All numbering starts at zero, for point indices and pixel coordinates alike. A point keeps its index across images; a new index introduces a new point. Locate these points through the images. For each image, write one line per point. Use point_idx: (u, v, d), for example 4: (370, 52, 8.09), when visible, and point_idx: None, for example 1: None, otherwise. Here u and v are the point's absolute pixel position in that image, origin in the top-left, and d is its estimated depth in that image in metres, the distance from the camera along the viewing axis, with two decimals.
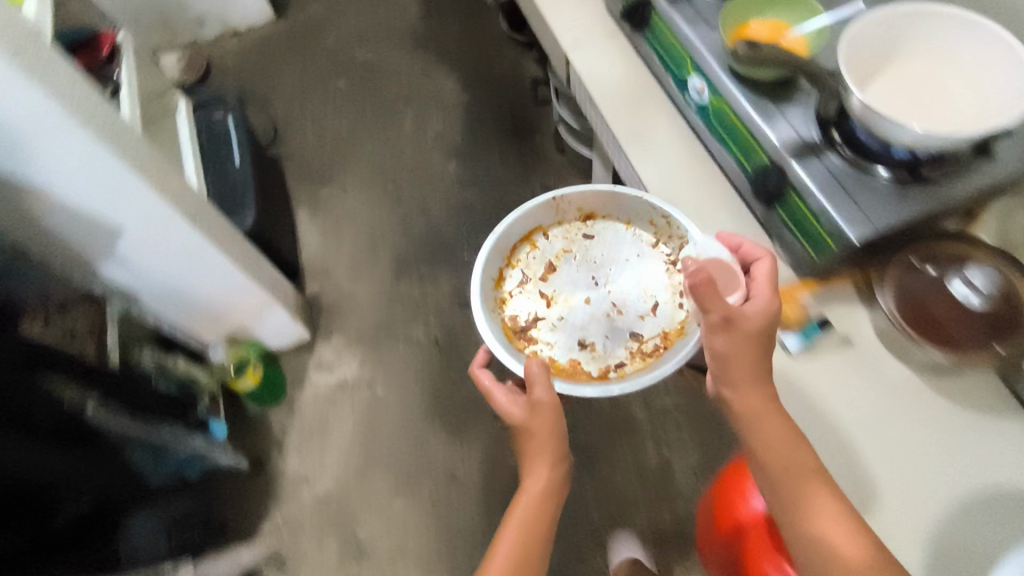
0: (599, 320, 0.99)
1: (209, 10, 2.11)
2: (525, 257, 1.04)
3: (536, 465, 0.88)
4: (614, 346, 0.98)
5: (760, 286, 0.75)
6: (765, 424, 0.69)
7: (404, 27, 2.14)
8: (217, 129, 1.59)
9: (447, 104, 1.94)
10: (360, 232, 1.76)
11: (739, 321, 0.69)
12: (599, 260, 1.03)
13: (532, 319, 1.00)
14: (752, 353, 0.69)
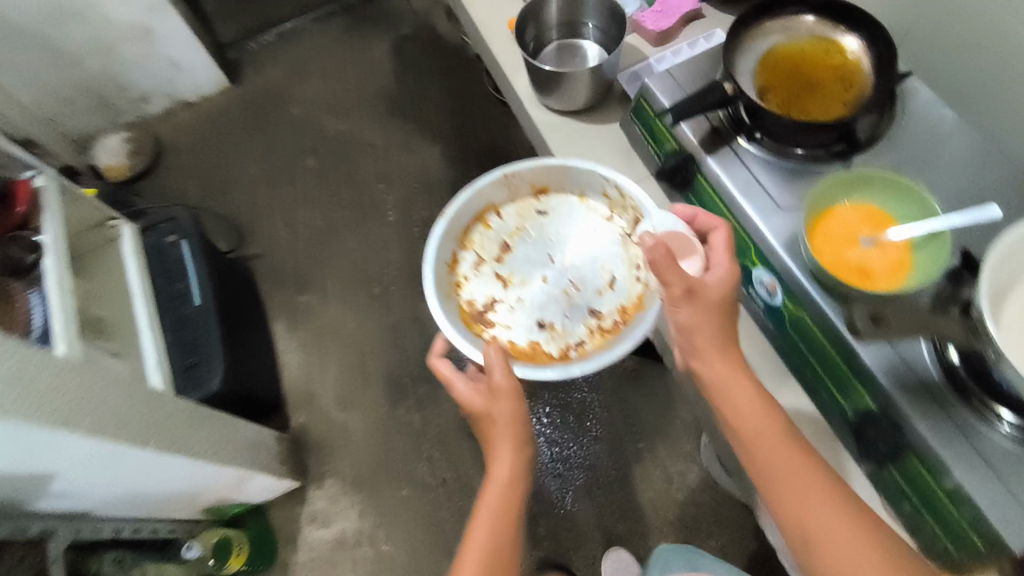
0: (557, 295, 0.98)
1: (153, 84, 1.85)
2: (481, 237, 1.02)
3: (500, 449, 0.88)
4: (573, 323, 0.96)
5: (719, 253, 0.75)
6: (733, 393, 0.72)
7: (376, 89, 1.90)
8: (170, 257, 1.37)
9: (433, 185, 1.73)
10: (346, 348, 1.56)
11: (697, 295, 0.72)
12: (555, 237, 1.01)
13: (489, 300, 0.98)
14: (715, 327, 0.73)
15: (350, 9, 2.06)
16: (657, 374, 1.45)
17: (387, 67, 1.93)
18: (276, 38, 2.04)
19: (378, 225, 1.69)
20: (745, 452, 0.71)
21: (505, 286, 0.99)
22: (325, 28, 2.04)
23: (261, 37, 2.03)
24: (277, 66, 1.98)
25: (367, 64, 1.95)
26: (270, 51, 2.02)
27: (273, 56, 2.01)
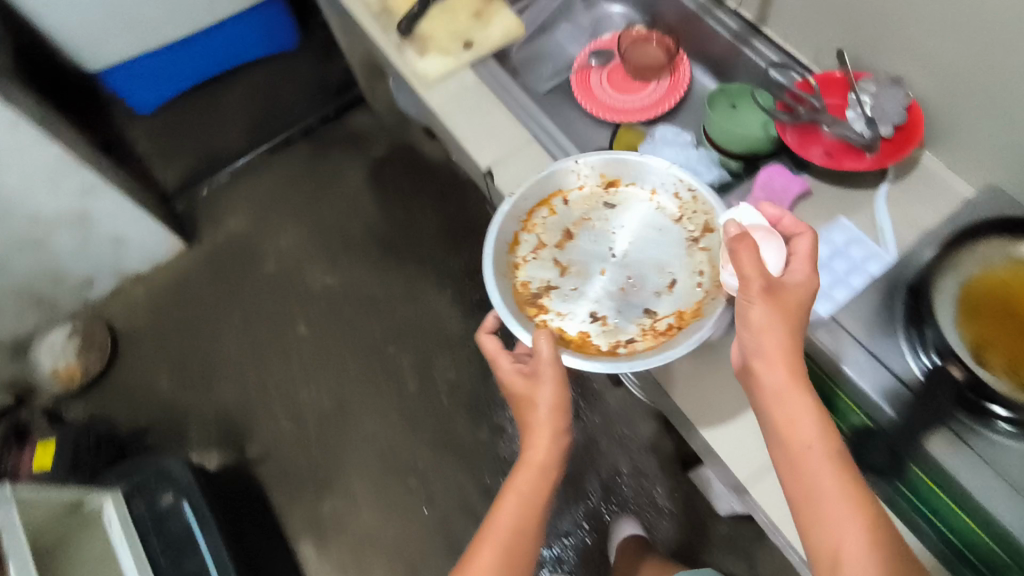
0: (613, 292, 0.89)
1: (95, 268, 1.54)
2: (543, 223, 0.92)
3: (539, 409, 0.75)
4: (624, 320, 0.86)
5: (803, 263, 0.67)
6: (788, 405, 0.61)
7: (361, 228, 1.65)
8: (172, 527, 1.12)
9: (451, 339, 1.50)
10: (391, 564, 1.33)
11: (777, 291, 0.63)
12: (620, 230, 0.92)
13: (544, 286, 0.89)
14: (786, 329, 0.62)
15: (312, 133, 1.80)
16: (753, 536, 1.29)
17: (367, 198, 1.69)
18: (230, 178, 1.77)
19: (397, 403, 1.46)
20: (786, 469, 0.61)
21: (562, 273, 0.90)
22: (286, 158, 1.78)
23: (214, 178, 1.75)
24: (239, 213, 1.71)
25: (345, 198, 1.70)
26: (226, 194, 1.74)
27: (232, 200, 1.73)
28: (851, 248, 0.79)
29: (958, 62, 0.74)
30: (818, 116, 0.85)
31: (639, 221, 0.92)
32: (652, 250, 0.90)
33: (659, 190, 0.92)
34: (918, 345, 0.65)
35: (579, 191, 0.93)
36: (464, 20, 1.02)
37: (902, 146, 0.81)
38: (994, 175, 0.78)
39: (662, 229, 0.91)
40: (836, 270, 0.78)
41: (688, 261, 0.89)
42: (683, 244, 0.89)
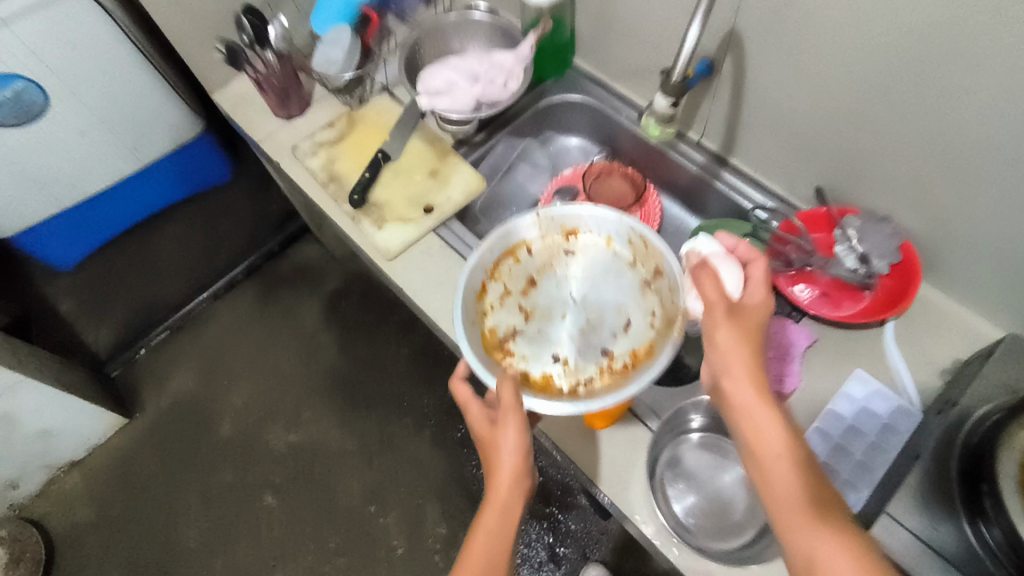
0: (575, 337, 0.88)
1: (19, 468, 1.35)
2: (504, 273, 0.91)
3: (503, 452, 0.66)
4: (584, 360, 0.85)
5: (756, 287, 0.73)
6: (755, 416, 0.64)
7: (322, 372, 1.53)
8: None
9: (437, 489, 1.37)
10: None
11: (738, 314, 0.70)
12: (579, 275, 0.92)
13: (508, 331, 0.88)
14: (747, 346, 0.67)
15: (256, 272, 1.68)
16: None
17: (325, 337, 1.57)
18: (169, 334, 1.61)
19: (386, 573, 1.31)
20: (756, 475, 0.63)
21: (525, 318, 0.89)
22: (231, 303, 1.65)
23: (150, 338, 1.59)
24: (185, 372, 1.56)
25: (300, 340, 1.57)
26: (167, 353, 1.59)
27: (175, 359, 1.58)
28: (870, 404, 0.74)
29: (954, 203, 0.72)
30: (809, 259, 0.82)
31: (594, 266, 0.91)
32: (608, 293, 0.90)
33: (614, 238, 0.91)
34: (979, 521, 0.58)
35: (540, 243, 0.92)
36: (420, 179, 0.95)
37: (905, 284, 0.78)
38: (1001, 307, 0.75)
39: (618, 275, 0.90)
40: (859, 432, 0.73)
41: (644, 303, 0.88)
42: (637, 287, 0.89)
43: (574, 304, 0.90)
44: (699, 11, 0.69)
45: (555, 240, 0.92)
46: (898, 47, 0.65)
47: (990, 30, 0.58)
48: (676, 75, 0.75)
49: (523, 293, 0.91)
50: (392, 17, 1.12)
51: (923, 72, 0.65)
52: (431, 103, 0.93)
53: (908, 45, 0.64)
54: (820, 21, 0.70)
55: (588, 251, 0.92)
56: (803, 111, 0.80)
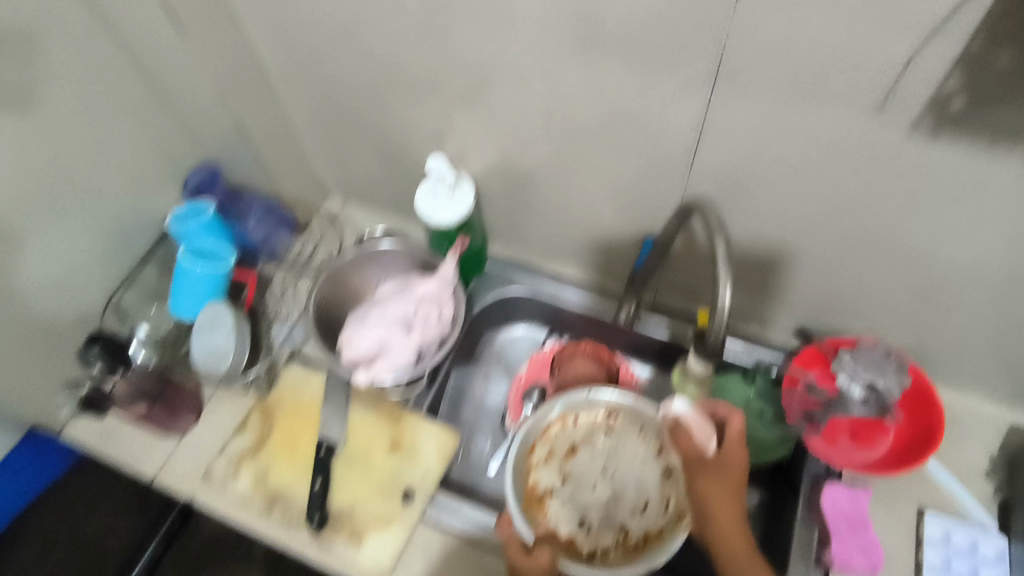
0: (597, 509, 0.77)
1: None
2: (547, 442, 0.78)
3: None
4: (604, 526, 0.76)
5: (733, 447, 0.62)
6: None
7: None
8: None
9: None
10: None
11: (718, 472, 0.61)
12: (620, 449, 0.78)
13: (548, 487, 0.77)
14: (732, 502, 0.61)
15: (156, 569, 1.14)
16: None
17: None
18: None
19: None
20: None
21: (566, 478, 0.78)
22: None
23: None
24: None
25: None
26: None
27: None
28: (981, 565, 0.70)
29: (942, 312, 0.74)
30: (827, 412, 0.75)
31: (632, 448, 0.78)
32: (631, 474, 0.78)
33: (649, 433, 0.77)
34: None
35: (587, 417, 0.79)
36: (382, 459, 0.79)
37: (927, 412, 0.75)
38: (1002, 382, 0.79)
39: (648, 459, 0.77)
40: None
41: (666, 489, 0.76)
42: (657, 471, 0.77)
43: (605, 476, 0.78)
44: (721, 258, 0.58)
45: (596, 417, 0.79)
46: (873, 208, 0.65)
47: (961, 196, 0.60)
48: (715, 341, 0.64)
49: (564, 457, 0.79)
50: (263, 261, 0.93)
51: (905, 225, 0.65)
52: (370, 376, 0.79)
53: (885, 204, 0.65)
54: (781, 194, 0.68)
55: (628, 436, 0.78)
56: (769, 262, 0.78)
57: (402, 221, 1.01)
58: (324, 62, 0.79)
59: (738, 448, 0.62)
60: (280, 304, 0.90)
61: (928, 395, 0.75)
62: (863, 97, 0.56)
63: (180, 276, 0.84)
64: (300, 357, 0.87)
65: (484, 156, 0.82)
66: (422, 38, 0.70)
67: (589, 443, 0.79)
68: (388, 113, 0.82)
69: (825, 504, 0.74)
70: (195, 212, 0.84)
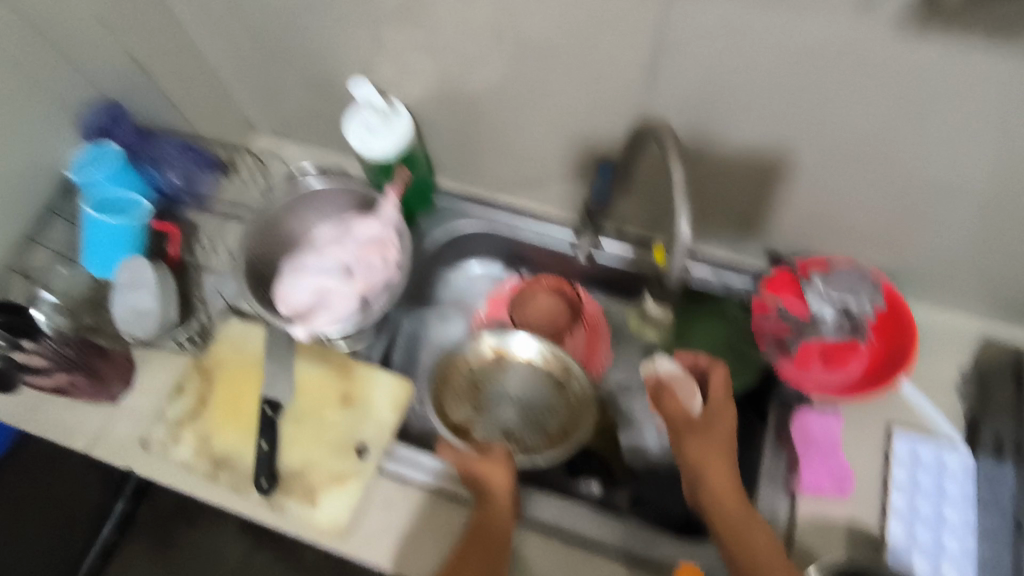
0: (516, 426, 0.77)
1: None
2: (451, 383, 0.78)
3: (499, 519, 0.63)
4: (527, 436, 0.77)
5: (717, 395, 0.66)
6: (748, 534, 0.59)
7: None
8: None
9: None
10: None
11: (705, 427, 0.64)
12: (516, 373, 0.79)
13: (466, 424, 0.77)
14: (722, 455, 0.63)
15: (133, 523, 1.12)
16: None
17: (263, 563, 1.10)
18: None
19: None
20: None
21: (477, 411, 0.78)
22: None
23: None
24: None
25: None
26: None
27: None
28: (947, 481, 0.68)
29: (919, 223, 0.70)
30: (800, 337, 0.74)
31: (524, 367, 0.79)
32: (534, 391, 0.78)
33: (532, 351, 0.79)
34: None
35: (476, 354, 0.80)
36: (334, 416, 0.74)
37: (902, 330, 0.72)
38: (974, 293, 0.76)
39: (542, 371, 0.79)
40: (928, 516, 0.67)
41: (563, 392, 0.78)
42: (551, 382, 0.79)
43: (511, 399, 0.78)
44: (677, 188, 0.53)
45: (484, 352, 0.80)
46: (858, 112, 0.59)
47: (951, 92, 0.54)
48: (674, 278, 0.61)
49: (472, 394, 0.79)
50: (189, 207, 0.84)
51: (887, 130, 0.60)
52: (311, 330, 0.72)
53: (865, 107, 0.59)
54: (753, 100, 0.62)
55: (518, 360, 0.80)
56: (738, 181, 0.72)
57: (340, 155, 0.91)
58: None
59: (728, 403, 0.66)
60: (209, 254, 0.84)
61: (904, 318, 0.73)
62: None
63: (90, 229, 0.74)
64: (236, 313, 0.80)
65: (422, 78, 0.73)
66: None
67: (487, 373, 0.79)
68: (309, 31, 0.72)
69: (794, 429, 0.72)
70: (104, 156, 0.76)
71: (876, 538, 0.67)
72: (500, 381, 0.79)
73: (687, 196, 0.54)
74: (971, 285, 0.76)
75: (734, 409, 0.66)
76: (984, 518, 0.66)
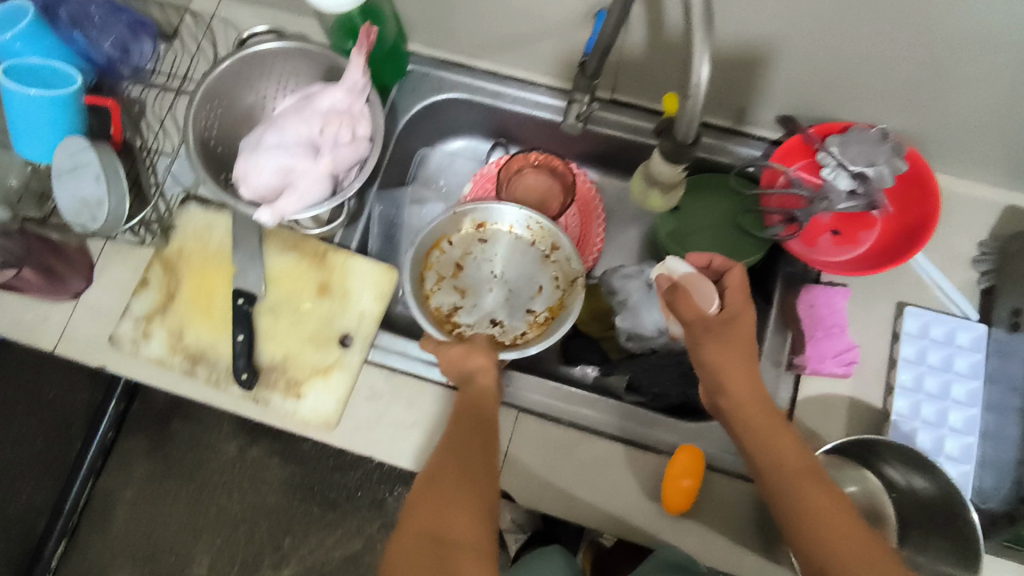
0: (501, 306, 0.74)
1: None
2: (432, 267, 0.73)
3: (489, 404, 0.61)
4: (513, 317, 0.73)
5: (736, 295, 0.62)
6: (772, 433, 0.56)
7: (281, 495, 1.11)
8: None
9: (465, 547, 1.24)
10: None
11: (722, 330, 0.60)
12: (501, 252, 0.75)
13: (449, 308, 0.73)
14: (741, 359, 0.59)
15: (127, 424, 1.13)
16: None
17: (259, 453, 1.13)
18: None
19: None
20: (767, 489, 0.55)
21: (461, 293, 0.74)
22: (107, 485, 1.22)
23: None
24: None
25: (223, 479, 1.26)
26: None
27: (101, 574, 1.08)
28: (956, 355, 0.66)
29: (953, 80, 0.62)
30: (810, 210, 0.68)
31: (509, 244, 0.74)
32: (520, 269, 0.74)
33: (517, 226, 0.74)
34: None
35: (458, 232, 0.74)
36: (311, 306, 0.69)
37: (924, 199, 0.66)
38: (1004, 160, 0.70)
39: (527, 248, 0.74)
40: (934, 391, 0.65)
41: (550, 270, 0.73)
42: (537, 257, 0.74)
43: (497, 278, 0.75)
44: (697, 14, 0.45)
45: (467, 230, 0.74)
46: None
47: None
48: (683, 138, 0.54)
49: (455, 275, 0.74)
50: (129, 81, 0.75)
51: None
52: (275, 213, 0.64)
53: None
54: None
55: (503, 237, 0.74)
56: (754, 32, 0.63)
57: (296, 19, 0.79)
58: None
59: (745, 301, 0.62)
60: (161, 137, 0.75)
61: (926, 180, 0.66)
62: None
63: (11, 100, 0.65)
64: (196, 200, 0.73)
65: None
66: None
67: (470, 251, 0.74)
68: None
69: (801, 309, 0.68)
70: (18, 15, 0.66)
71: (877, 414, 0.66)
72: (485, 261, 0.75)
73: (705, 32, 0.46)
74: (1001, 151, 0.69)
75: (752, 305, 0.62)
76: (990, 390, 0.65)
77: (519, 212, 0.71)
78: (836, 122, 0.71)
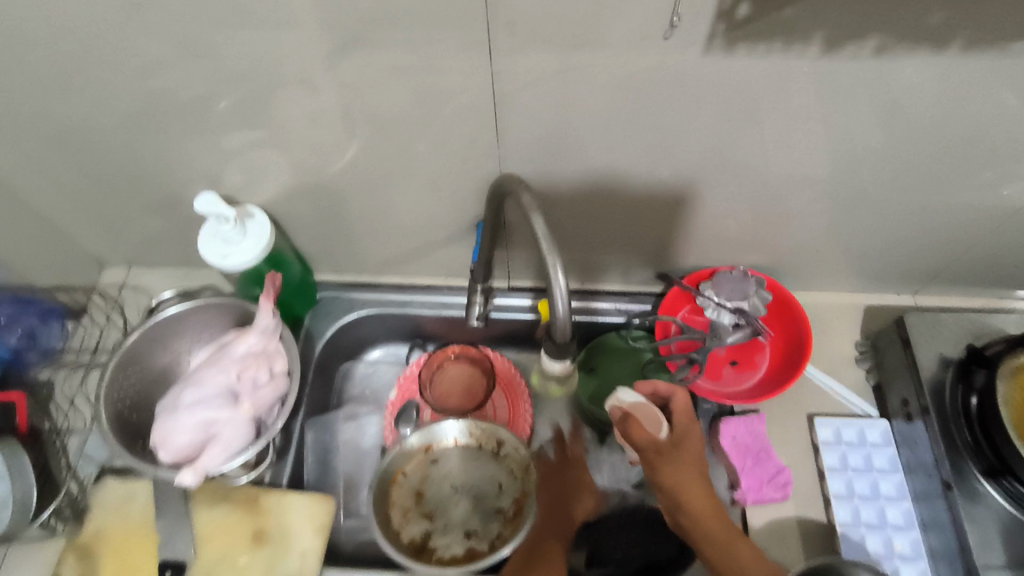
0: (472, 519, 0.76)
1: None
2: (395, 503, 0.75)
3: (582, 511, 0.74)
4: (485, 524, 0.75)
5: (683, 416, 0.65)
6: (731, 546, 0.58)
7: None
8: None
9: None
10: None
11: (678, 452, 0.62)
12: (454, 467, 0.78)
13: (423, 536, 0.74)
14: (698, 477, 0.61)
15: None
16: None
17: None
18: None
19: None
20: None
21: (431, 518, 0.76)
22: None
23: None
24: None
25: None
26: None
27: None
28: (873, 453, 0.71)
29: (782, 221, 0.74)
30: (707, 349, 0.75)
31: (458, 454, 0.78)
32: (478, 476, 0.78)
33: (459, 434, 0.78)
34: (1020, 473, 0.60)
35: (409, 461, 0.77)
36: (248, 558, 0.66)
37: (794, 321, 0.76)
38: (847, 272, 0.82)
39: (476, 452, 0.78)
40: (866, 492, 0.69)
41: (504, 466, 0.77)
42: (489, 460, 0.78)
43: (458, 490, 0.77)
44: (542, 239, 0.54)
45: (416, 457, 0.77)
46: (700, 133, 0.62)
47: (760, 111, 0.59)
48: (561, 321, 0.60)
49: (419, 504, 0.76)
50: (37, 365, 0.76)
51: (727, 152, 0.64)
52: (199, 471, 0.63)
53: (705, 135, 0.62)
54: (609, 144, 0.64)
55: (450, 449, 0.78)
56: (612, 215, 0.74)
57: (205, 273, 0.85)
58: (42, 107, 0.63)
59: (692, 421, 0.65)
60: (72, 414, 0.75)
61: (792, 305, 0.76)
62: (651, 32, 0.52)
63: None
64: (112, 472, 0.70)
65: (277, 178, 0.70)
66: (166, 60, 0.57)
67: (426, 476, 0.77)
68: (144, 153, 0.67)
69: (725, 443, 0.71)
70: None
71: (827, 528, 0.68)
72: (443, 480, 0.77)
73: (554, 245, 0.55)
74: (842, 266, 0.81)
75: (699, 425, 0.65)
76: (913, 480, 0.69)
77: (457, 423, 0.77)
78: (705, 269, 0.81)
